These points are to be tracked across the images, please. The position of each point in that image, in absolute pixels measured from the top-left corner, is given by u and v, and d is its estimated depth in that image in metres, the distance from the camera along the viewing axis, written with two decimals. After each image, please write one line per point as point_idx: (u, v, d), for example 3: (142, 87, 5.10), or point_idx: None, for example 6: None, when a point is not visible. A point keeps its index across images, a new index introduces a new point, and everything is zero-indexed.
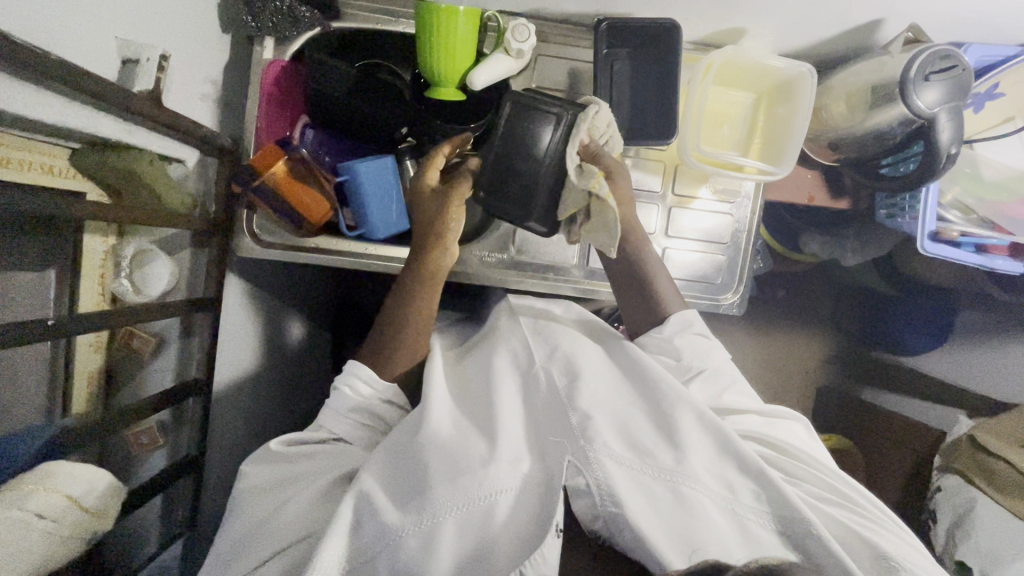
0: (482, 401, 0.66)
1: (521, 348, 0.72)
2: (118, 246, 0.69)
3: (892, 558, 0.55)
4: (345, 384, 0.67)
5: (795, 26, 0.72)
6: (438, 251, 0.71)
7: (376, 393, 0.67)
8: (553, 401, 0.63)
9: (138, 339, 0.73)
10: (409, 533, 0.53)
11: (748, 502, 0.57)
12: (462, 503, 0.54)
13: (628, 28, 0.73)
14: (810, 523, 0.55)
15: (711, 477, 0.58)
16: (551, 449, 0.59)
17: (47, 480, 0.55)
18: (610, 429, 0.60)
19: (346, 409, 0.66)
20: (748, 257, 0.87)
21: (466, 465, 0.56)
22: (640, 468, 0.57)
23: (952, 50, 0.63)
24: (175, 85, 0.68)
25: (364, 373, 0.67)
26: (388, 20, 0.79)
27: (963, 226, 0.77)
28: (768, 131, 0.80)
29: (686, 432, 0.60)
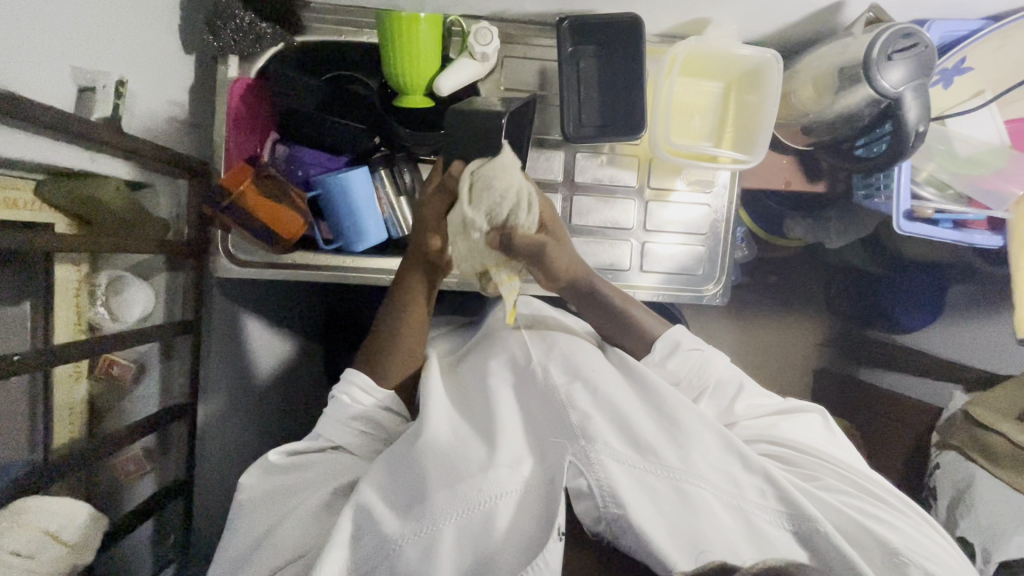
0: (479, 406, 0.66)
1: (517, 349, 0.71)
2: (91, 274, 0.69)
3: (896, 547, 0.56)
4: (342, 392, 0.66)
5: (757, 12, 0.72)
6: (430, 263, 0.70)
7: (370, 397, 0.66)
8: (553, 401, 0.62)
9: (119, 366, 0.73)
10: (407, 542, 0.53)
11: (753, 497, 0.57)
12: (461, 509, 0.54)
13: (591, 26, 0.73)
14: (814, 518, 0.55)
15: (715, 473, 0.57)
16: (551, 448, 0.58)
17: (24, 516, 0.55)
18: (611, 428, 0.59)
19: (343, 418, 0.66)
20: (728, 246, 0.87)
21: (464, 471, 0.56)
22: (643, 467, 0.57)
23: (913, 27, 0.62)
24: (137, 109, 0.67)
25: (359, 382, 0.66)
26: (350, 32, 0.79)
27: (937, 202, 0.76)
28: (738, 120, 0.80)
29: (690, 429, 0.60)
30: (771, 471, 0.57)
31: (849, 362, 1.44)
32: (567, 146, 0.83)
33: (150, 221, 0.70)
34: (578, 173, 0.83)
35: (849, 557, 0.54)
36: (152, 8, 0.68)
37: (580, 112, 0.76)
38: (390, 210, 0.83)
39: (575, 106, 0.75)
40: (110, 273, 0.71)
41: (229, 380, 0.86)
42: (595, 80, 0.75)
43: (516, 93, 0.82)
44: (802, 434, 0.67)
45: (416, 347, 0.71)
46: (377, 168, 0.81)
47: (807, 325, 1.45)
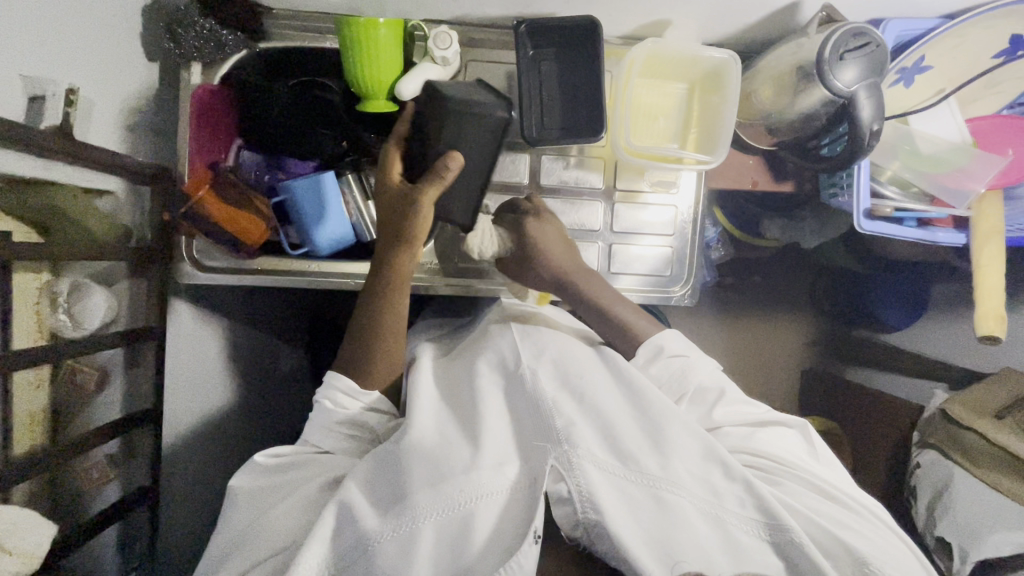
0: (466, 404, 0.64)
1: (506, 349, 0.69)
2: (52, 282, 0.69)
3: (874, 565, 0.55)
4: (325, 397, 0.66)
5: (715, 13, 0.72)
6: (403, 249, 0.68)
7: (355, 401, 0.66)
8: (540, 404, 0.61)
9: (81, 373, 0.73)
10: (386, 539, 0.53)
11: (732, 506, 0.57)
12: (441, 508, 0.54)
13: (549, 28, 0.73)
14: (790, 530, 0.55)
15: (694, 481, 0.57)
16: (534, 452, 0.58)
17: None
18: (593, 433, 0.59)
19: (329, 422, 0.65)
20: (695, 247, 0.86)
21: (448, 471, 0.56)
22: (622, 473, 0.57)
23: (865, 27, 0.62)
24: (94, 117, 0.67)
25: (342, 385, 0.66)
26: (314, 37, 0.79)
27: (898, 201, 0.75)
28: (702, 120, 0.79)
29: (672, 436, 0.60)
30: (750, 480, 0.57)
31: (833, 362, 1.44)
32: (533, 149, 0.83)
33: (113, 228, 0.71)
34: (544, 175, 0.83)
35: (824, 570, 0.54)
36: (110, 17, 0.68)
37: (541, 114, 0.75)
38: (358, 215, 0.83)
39: (536, 109, 0.75)
40: (72, 279, 0.70)
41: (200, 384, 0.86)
42: (556, 82, 0.75)
43: None
44: (794, 451, 0.66)
45: (400, 344, 0.69)
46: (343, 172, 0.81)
47: (791, 326, 1.44)
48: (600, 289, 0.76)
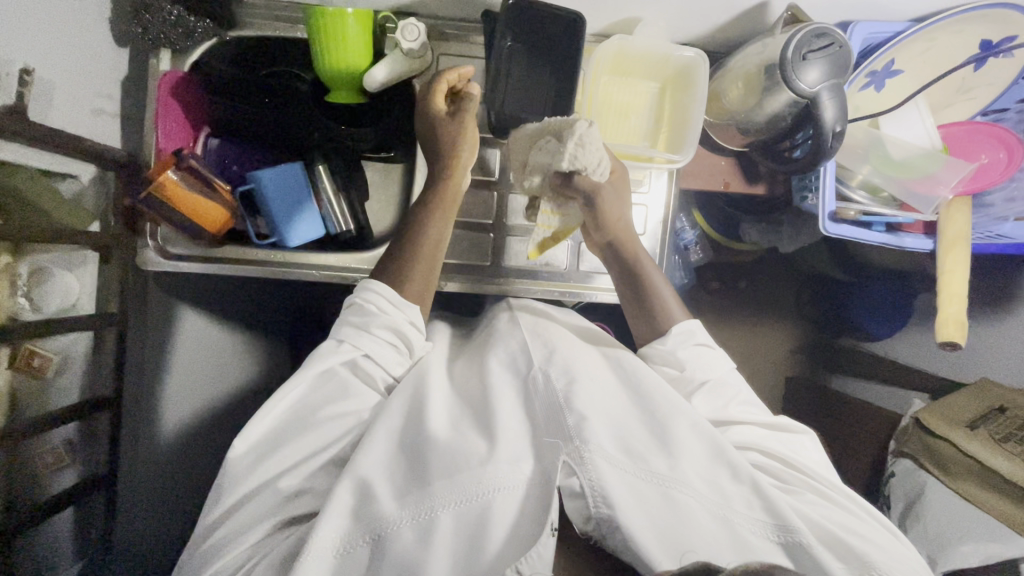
0: (476, 398, 0.65)
1: (519, 348, 0.69)
2: (12, 263, 0.68)
3: (880, 567, 0.57)
4: (368, 302, 0.67)
5: (684, 11, 0.72)
6: (450, 169, 0.73)
7: (397, 310, 0.67)
8: (553, 404, 0.61)
9: (39, 358, 0.71)
10: (403, 526, 0.54)
11: (739, 507, 0.58)
12: (460, 499, 0.55)
13: (517, 21, 0.72)
14: (796, 530, 0.56)
15: (702, 482, 0.58)
16: (546, 450, 0.59)
17: None
18: (605, 431, 0.59)
19: (371, 326, 0.66)
20: (665, 246, 0.86)
21: (464, 462, 0.56)
22: (633, 471, 0.57)
23: (827, 27, 0.62)
24: (58, 98, 0.67)
25: (385, 295, 0.67)
26: (286, 27, 0.80)
27: (864, 205, 0.74)
28: (673, 119, 0.79)
29: (681, 436, 0.60)
30: (757, 481, 0.58)
31: (816, 369, 1.43)
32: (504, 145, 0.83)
33: (71, 209, 0.70)
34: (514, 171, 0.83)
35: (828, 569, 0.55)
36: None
37: (517, 102, 0.75)
38: (327, 207, 0.83)
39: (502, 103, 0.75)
40: (31, 262, 0.69)
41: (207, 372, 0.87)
42: (523, 78, 0.75)
43: None
44: (797, 456, 0.67)
45: (430, 279, 0.71)
46: (315, 162, 0.81)
47: (774, 331, 1.44)
48: (636, 261, 0.75)
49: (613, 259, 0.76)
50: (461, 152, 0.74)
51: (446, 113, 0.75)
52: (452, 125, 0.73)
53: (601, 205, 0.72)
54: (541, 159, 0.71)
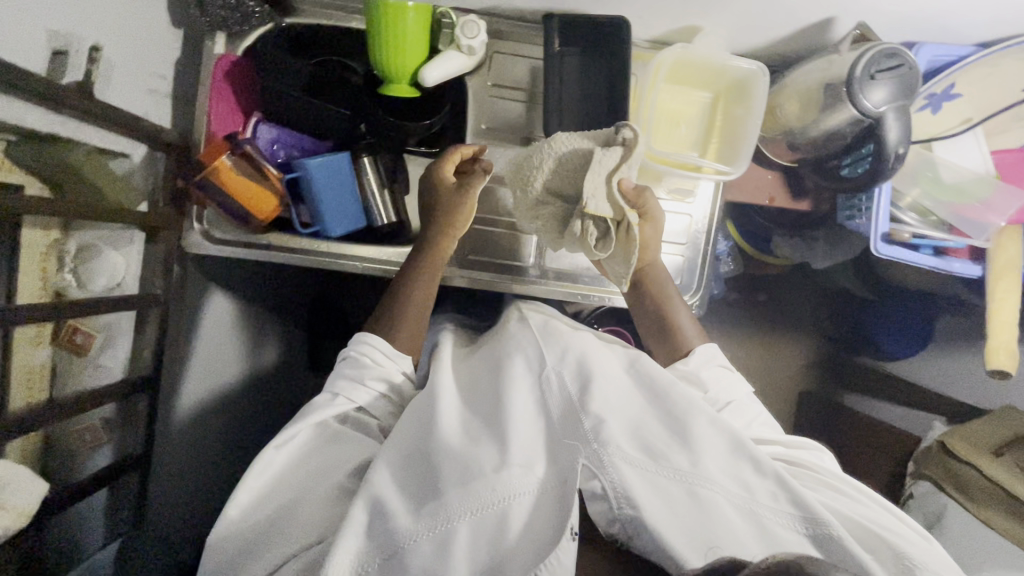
0: (489, 398, 0.63)
1: (530, 349, 0.66)
2: (61, 240, 0.69)
3: (909, 556, 0.55)
4: (363, 354, 0.68)
5: (747, 23, 0.71)
6: (447, 230, 0.77)
7: (392, 363, 0.69)
8: (568, 406, 0.60)
9: (81, 335, 0.72)
10: (421, 539, 0.52)
11: (765, 501, 0.55)
12: (476, 508, 0.52)
13: (579, 24, 0.72)
14: (827, 522, 0.54)
15: (726, 478, 0.56)
16: (563, 452, 0.57)
17: None
18: (622, 431, 0.57)
19: (366, 378, 0.67)
20: (707, 256, 0.86)
21: (478, 471, 0.54)
22: (655, 470, 0.55)
23: (900, 48, 0.61)
24: (119, 77, 0.67)
25: (382, 348, 0.69)
26: (340, 16, 0.80)
27: (915, 228, 0.75)
28: (725, 131, 0.79)
29: (701, 432, 0.58)
30: (782, 474, 0.56)
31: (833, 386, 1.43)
32: None
33: (124, 189, 0.70)
34: None
35: (863, 560, 0.52)
36: None
37: (570, 108, 0.74)
38: (369, 198, 0.82)
39: (558, 107, 0.74)
40: (81, 239, 0.71)
41: (230, 356, 0.93)
42: (576, 84, 0.74)
43: (503, 89, 0.82)
44: (813, 459, 0.66)
45: (422, 319, 0.75)
46: (361, 155, 0.80)
47: (792, 346, 1.44)
48: (660, 296, 0.79)
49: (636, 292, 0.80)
50: (461, 212, 0.76)
51: (454, 184, 0.77)
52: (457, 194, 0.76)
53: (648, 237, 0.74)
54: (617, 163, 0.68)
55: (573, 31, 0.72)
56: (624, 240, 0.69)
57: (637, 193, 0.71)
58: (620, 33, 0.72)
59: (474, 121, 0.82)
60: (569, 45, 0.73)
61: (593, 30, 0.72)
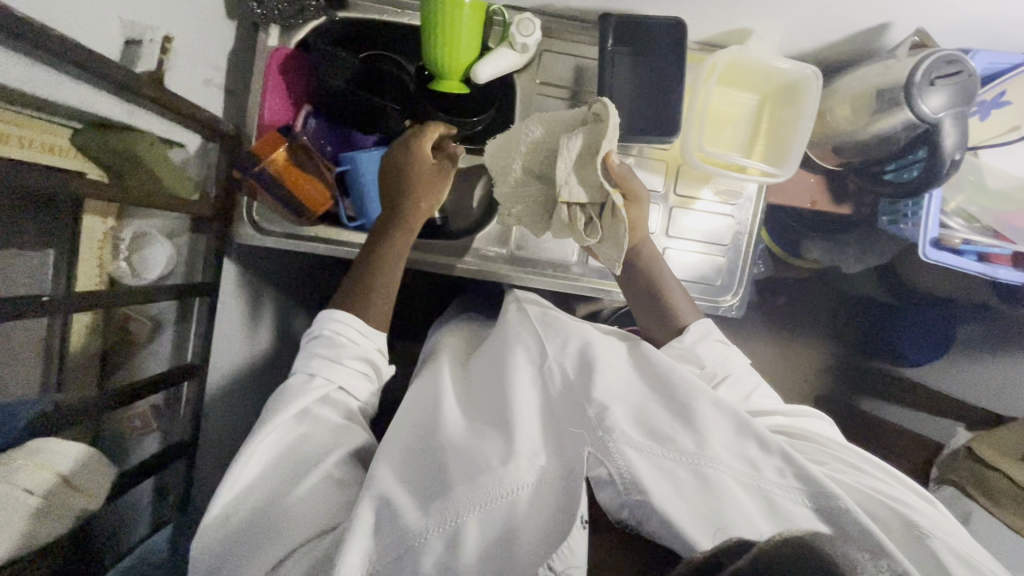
0: (495, 395, 0.63)
1: (533, 344, 0.68)
2: (117, 228, 0.70)
3: (924, 526, 0.52)
4: (338, 332, 0.66)
5: (800, 27, 0.72)
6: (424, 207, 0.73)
7: (368, 340, 0.67)
8: (571, 398, 0.60)
9: (134, 322, 0.73)
10: (432, 535, 0.50)
11: (771, 477, 0.53)
12: (483, 502, 0.51)
13: (634, 24, 0.72)
14: (835, 495, 0.51)
15: (732, 456, 0.54)
16: (568, 442, 0.56)
17: (38, 455, 0.55)
18: (626, 417, 0.56)
19: (343, 357, 0.64)
20: (748, 258, 0.86)
21: (484, 464, 0.54)
22: (661, 453, 0.54)
23: (959, 54, 0.62)
24: (180, 67, 0.68)
25: (355, 325, 0.67)
26: (391, 11, 0.79)
27: (966, 234, 0.76)
28: (772, 134, 0.80)
29: (704, 413, 0.57)
30: (787, 449, 0.54)
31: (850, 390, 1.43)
32: None
33: (181, 179, 0.71)
34: None
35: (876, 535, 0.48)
36: None
37: (622, 107, 0.74)
38: None
39: (610, 106, 0.74)
40: (136, 227, 0.71)
41: (238, 344, 0.89)
42: (628, 84, 0.74)
43: (550, 88, 0.83)
44: (821, 437, 0.65)
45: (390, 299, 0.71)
46: None
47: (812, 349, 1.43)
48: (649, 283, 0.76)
49: (628, 280, 0.77)
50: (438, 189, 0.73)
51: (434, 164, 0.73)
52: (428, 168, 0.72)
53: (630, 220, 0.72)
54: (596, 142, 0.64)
55: (627, 31, 0.72)
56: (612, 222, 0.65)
57: (622, 175, 0.68)
58: (673, 34, 0.72)
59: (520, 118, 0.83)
60: (623, 44, 0.73)
61: (646, 29, 0.72)
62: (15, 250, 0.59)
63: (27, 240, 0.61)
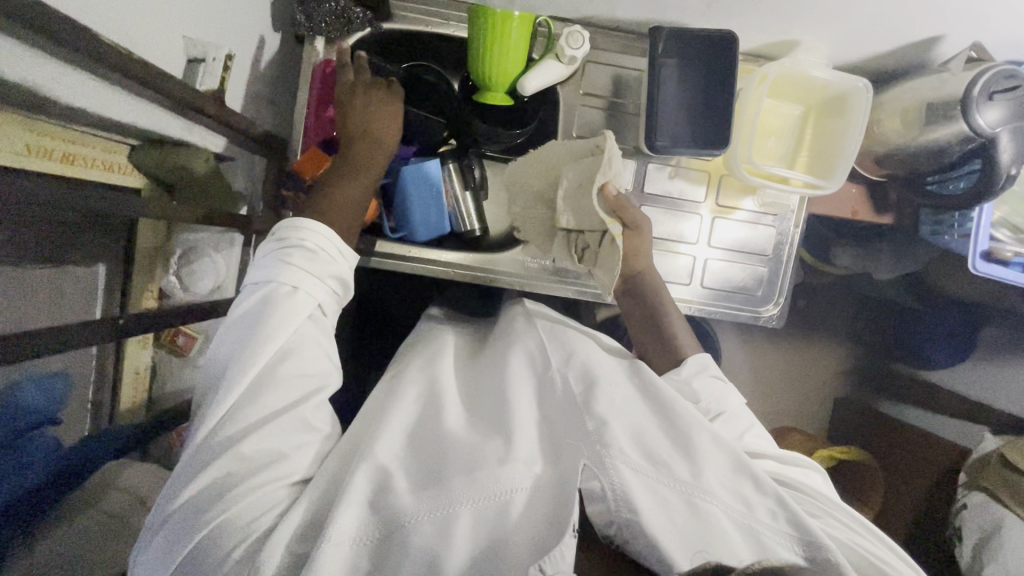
0: (493, 402, 0.61)
1: (537, 352, 0.67)
2: (166, 242, 0.70)
3: None
4: (312, 243, 0.58)
5: (850, 39, 0.72)
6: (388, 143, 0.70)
7: (343, 258, 0.61)
8: (571, 408, 0.58)
9: (183, 336, 0.72)
10: (421, 520, 0.47)
11: (764, 518, 0.52)
12: (477, 497, 0.49)
13: (684, 35, 0.72)
14: (824, 546, 0.51)
15: (727, 492, 0.53)
16: (566, 453, 0.54)
17: (115, 482, 0.61)
18: (626, 436, 0.54)
19: (322, 276, 0.58)
20: (788, 268, 0.87)
21: (481, 461, 0.51)
22: (657, 477, 0.52)
23: (1016, 70, 0.63)
24: (233, 82, 0.68)
25: (332, 240, 0.60)
26: (436, 22, 0.79)
27: (1015, 246, 0.77)
28: (816, 145, 0.80)
29: (702, 445, 0.56)
30: (782, 494, 0.53)
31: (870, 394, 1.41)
32: (640, 156, 0.83)
33: (231, 195, 0.71)
34: (648, 184, 0.83)
35: None
36: None
37: (670, 120, 0.74)
38: (456, 205, 0.81)
39: (658, 118, 0.74)
40: (185, 241, 0.71)
41: None
42: (675, 95, 0.74)
43: (592, 99, 0.83)
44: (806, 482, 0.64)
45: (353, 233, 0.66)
46: (447, 160, 0.80)
47: (832, 352, 1.41)
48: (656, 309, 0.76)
49: (635, 305, 0.77)
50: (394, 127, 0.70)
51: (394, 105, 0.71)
52: (388, 112, 0.70)
53: (635, 245, 0.74)
54: (602, 174, 0.67)
55: (676, 44, 0.72)
56: (609, 249, 0.69)
57: (621, 204, 0.71)
58: (722, 46, 0.72)
59: (563, 128, 0.83)
60: (670, 57, 0.73)
61: (696, 42, 0.72)
62: (67, 265, 0.60)
63: (84, 256, 0.62)
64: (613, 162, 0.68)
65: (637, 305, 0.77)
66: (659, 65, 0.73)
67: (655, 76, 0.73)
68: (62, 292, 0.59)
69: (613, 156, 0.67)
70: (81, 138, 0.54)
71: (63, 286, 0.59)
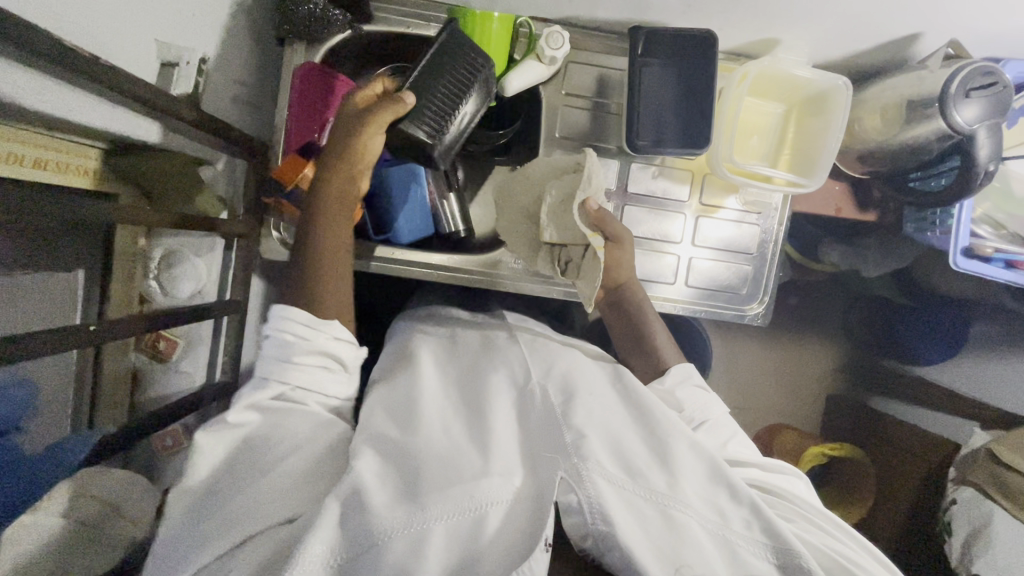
0: (472, 412, 0.61)
1: (518, 365, 0.66)
2: (147, 248, 0.70)
3: None
4: (280, 330, 0.60)
5: (829, 38, 0.72)
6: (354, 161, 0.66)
7: (317, 330, 0.61)
8: (549, 420, 0.58)
9: (164, 342, 0.73)
10: (396, 536, 0.47)
11: (737, 528, 0.53)
12: (453, 511, 0.49)
13: (665, 35, 0.72)
14: (800, 554, 0.51)
15: (702, 502, 0.54)
16: (544, 464, 0.54)
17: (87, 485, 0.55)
18: (603, 447, 0.55)
19: (290, 356, 0.59)
20: (774, 266, 0.86)
21: (458, 475, 0.51)
22: (631, 489, 0.53)
23: (993, 66, 0.63)
24: (210, 86, 0.68)
25: (300, 318, 0.60)
26: (419, 24, 0.79)
27: (996, 242, 0.77)
28: (798, 143, 0.80)
29: (680, 455, 0.56)
30: (758, 503, 0.53)
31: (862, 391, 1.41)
32: (623, 156, 0.83)
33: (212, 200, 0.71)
34: (631, 183, 0.83)
35: None
36: None
37: (652, 119, 0.75)
38: (439, 207, 0.82)
39: (639, 117, 0.74)
40: (164, 246, 0.71)
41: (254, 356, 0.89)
42: (656, 94, 0.74)
43: (575, 99, 0.83)
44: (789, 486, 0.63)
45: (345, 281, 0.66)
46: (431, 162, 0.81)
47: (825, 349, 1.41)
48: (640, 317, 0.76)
49: (618, 319, 0.77)
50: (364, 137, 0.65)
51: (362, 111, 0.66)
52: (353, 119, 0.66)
53: (619, 260, 0.74)
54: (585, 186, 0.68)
55: (655, 44, 0.73)
56: (592, 262, 0.70)
57: (602, 217, 0.71)
58: (702, 45, 0.72)
59: (545, 129, 0.82)
60: (650, 57, 0.73)
61: (675, 42, 0.73)
62: (42, 270, 0.59)
63: (61, 260, 0.61)
64: (594, 178, 0.70)
65: (619, 318, 0.77)
66: (640, 64, 0.73)
67: (635, 77, 0.73)
68: (39, 295, 0.59)
69: (593, 173, 0.70)
70: (49, 140, 0.53)
71: (39, 290, 0.59)
